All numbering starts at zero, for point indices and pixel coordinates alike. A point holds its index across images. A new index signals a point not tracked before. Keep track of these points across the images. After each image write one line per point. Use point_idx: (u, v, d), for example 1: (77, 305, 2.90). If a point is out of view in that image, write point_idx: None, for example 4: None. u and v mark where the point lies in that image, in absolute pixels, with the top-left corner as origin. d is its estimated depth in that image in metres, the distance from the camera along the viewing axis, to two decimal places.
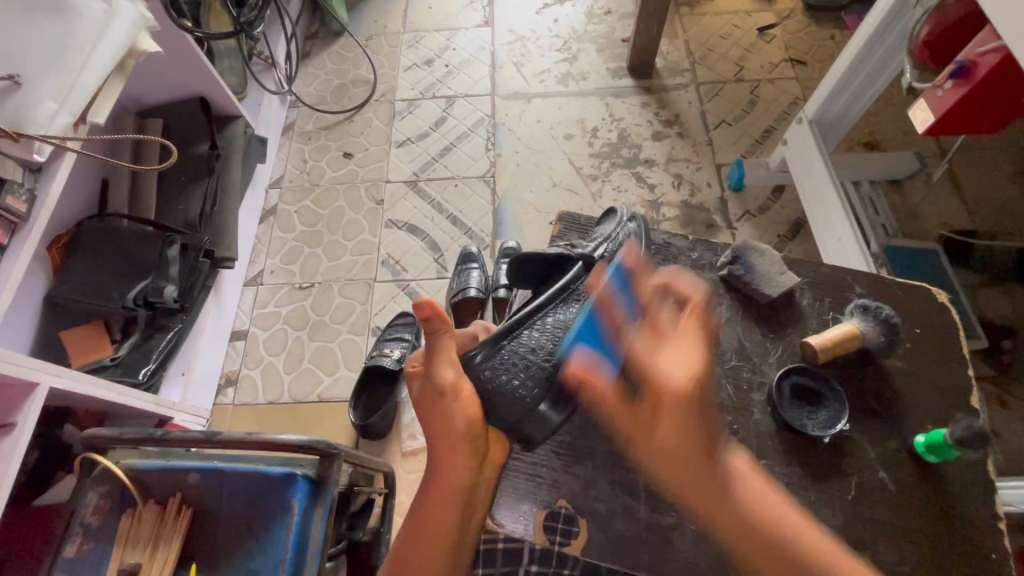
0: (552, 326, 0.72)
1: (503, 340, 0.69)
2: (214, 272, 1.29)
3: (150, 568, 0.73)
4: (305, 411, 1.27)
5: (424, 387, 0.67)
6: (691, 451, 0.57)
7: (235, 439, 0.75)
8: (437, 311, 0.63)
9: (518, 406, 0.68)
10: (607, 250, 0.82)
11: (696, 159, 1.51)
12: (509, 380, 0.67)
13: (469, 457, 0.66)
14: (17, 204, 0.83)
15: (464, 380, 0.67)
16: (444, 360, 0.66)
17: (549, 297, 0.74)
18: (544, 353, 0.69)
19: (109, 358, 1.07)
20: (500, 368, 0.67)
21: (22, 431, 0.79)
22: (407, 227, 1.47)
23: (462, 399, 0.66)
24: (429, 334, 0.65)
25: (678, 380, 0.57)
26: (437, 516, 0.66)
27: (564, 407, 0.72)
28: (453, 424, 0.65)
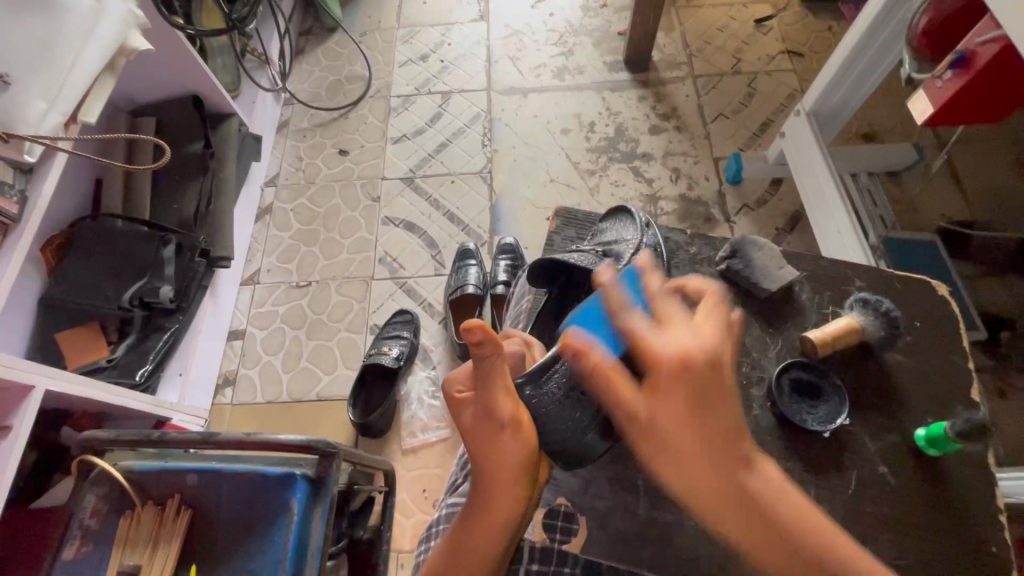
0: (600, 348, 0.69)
1: (554, 364, 0.64)
2: (210, 272, 1.28)
3: (150, 570, 0.73)
4: (304, 410, 1.27)
5: (476, 416, 0.59)
6: (711, 446, 0.53)
7: (234, 440, 0.74)
8: (492, 334, 0.55)
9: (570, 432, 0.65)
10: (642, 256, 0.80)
11: (694, 153, 1.50)
12: (563, 405, 0.64)
13: (524, 492, 0.59)
14: (8, 206, 0.82)
15: (520, 410, 0.61)
16: (500, 389, 0.58)
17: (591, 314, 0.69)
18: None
19: (105, 359, 1.07)
20: (554, 393, 0.64)
21: (18, 435, 0.78)
22: (404, 225, 1.47)
23: (522, 430, 0.59)
24: (483, 360, 0.57)
25: (682, 355, 0.54)
26: (482, 554, 0.57)
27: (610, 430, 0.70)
28: (510, 456, 0.58)
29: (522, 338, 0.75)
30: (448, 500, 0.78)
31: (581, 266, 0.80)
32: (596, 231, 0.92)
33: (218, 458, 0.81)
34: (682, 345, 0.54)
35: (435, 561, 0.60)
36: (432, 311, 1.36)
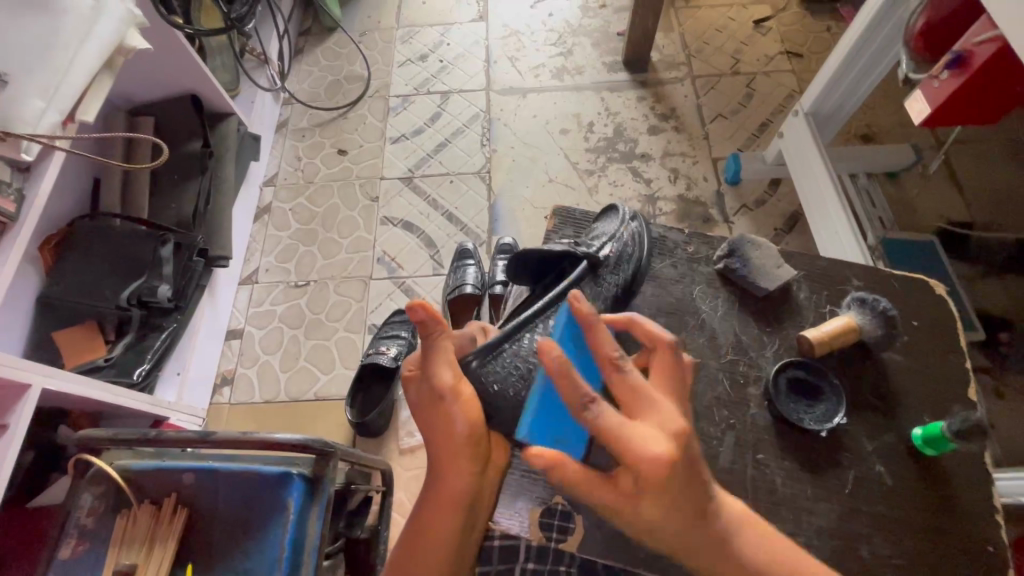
0: (557, 328, 0.72)
1: (502, 343, 0.67)
2: (208, 271, 1.28)
3: (145, 568, 0.73)
4: (302, 410, 1.26)
5: (422, 393, 0.63)
6: (683, 515, 0.53)
7: (230, 439, 0.74)
8: (433, 313, 0.59)
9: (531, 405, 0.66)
10: (611, 249, 0.82)
11: (692, 154, 1.50)
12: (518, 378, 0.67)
13: (477, 463, 0.63)
14: (6, 205, 0.82)
15: (463, 384, 0.63)
16: (444, 362, 0.62)
17: (547, 303, 0.73)
18: (547, 356, 0.69)
19: (103, 358, 1.07)
20: (501, 373, 0.66)
21: (14, 434, 0.78)
22: (402, 224, 1.47)
23: (464, 402, 0.62)
24: (426, 336, 0.61)
25: (662, 455, 0.49)
26: (438, 526, 0.62)
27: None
28: (455, 430, 0.62)
29: (479, 324, 0.78)
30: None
31: (557, 254, 0.80)
32: (588, 230, 0.92)
33: (215, 458, 0.81)
34: (648, 451, 0.49)
35: (399, 536, 0.66)
36: None
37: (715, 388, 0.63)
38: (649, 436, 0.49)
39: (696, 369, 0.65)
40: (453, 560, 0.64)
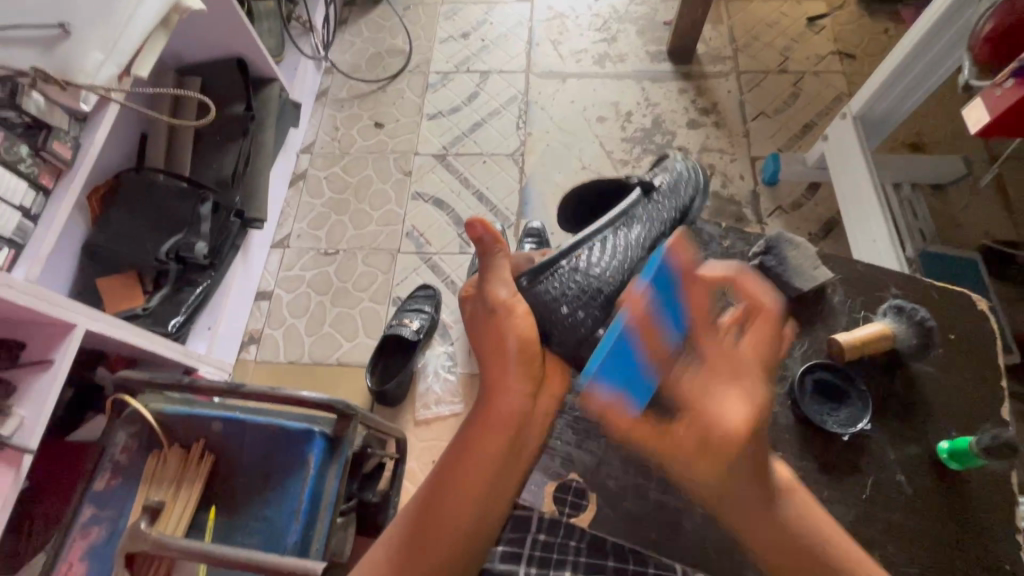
0: (615, 248, 0.81)
1: (555, 265, 0.74)
2: (244, 232, 1.32)
3: (172, 506, 0.76)
4: (324, 373, 1.30)
5: (478, 307, 0.72)
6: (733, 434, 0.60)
7: (259, 393, 0.78)
8: (490, 228, 0.68)
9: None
10: (659, 181, 0.94)
11: (731, 151, 1.47)
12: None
13: (532, 381, 0.68)
14: (62, 151, 0.85)
15: (517, 301, 0.71)
16: (500, 279, 0.71)
17: (609, 220, 0.83)
18: (600, 274, 0.77)
19: (142, 307, 1.13)
20: (551, 290, 0.73)
21: (59, 370, 0.82)
22: (433, 201, 1.48)
23: (516, 316, 0.70)
24: (485, 255, 0.70)
25: (735, 429, 0.56)
26: (490, 439, 0.65)
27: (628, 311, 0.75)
28: (507, 339, 0.68)
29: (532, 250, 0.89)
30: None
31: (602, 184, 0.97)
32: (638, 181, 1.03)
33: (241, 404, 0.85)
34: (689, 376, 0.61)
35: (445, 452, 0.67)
36: (454, 288, 1.37)
37: (723, 483, 0.59)
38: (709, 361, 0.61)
39: (691, 466, 0.58)
40: (488, 513, 0.65)
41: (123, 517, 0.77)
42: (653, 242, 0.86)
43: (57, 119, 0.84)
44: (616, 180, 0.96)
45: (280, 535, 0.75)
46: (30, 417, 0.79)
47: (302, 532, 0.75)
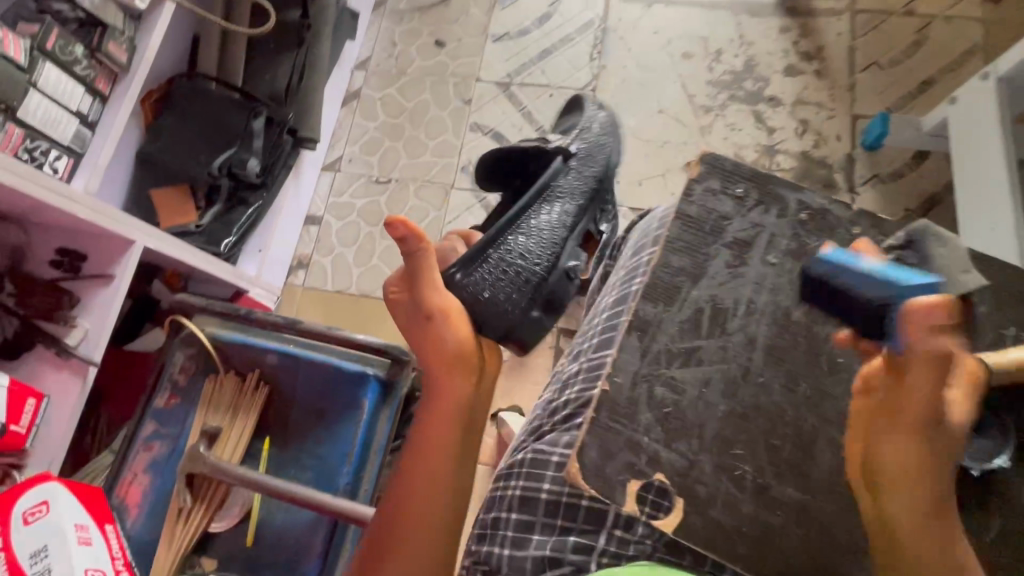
0: (543, 223, 0.73)
1: (488, 250, 0.68)
2: (296, 152, 1.26)
3: (228, 433, 0.78)
4: (371, 307, 1.28)
5: (410, 313, 0.66)
6: (937, 467, 0.46)
7: (316, 332, 0.77)
8: (413, 229, 0.61)
9: (668, 325, 0.55)
10: (580, 144, 0.80)
11: (830, 106, 1.31)
12: (671, 271, 0.57)
13: (462, 394, 0.64)
14: (118, 53, 0.79)
15: (450, 301, 0.65)
16: (427, 282, 0.64)
17: (534, 195, 0.73)
18: (531, 257, 0.71)
19: (194, 224, 1.12)
20: (484, 280, 0.67)
21: (120, 284, 0.82)
22: (492, 135, 1.38)
23: (452, 319, 0.65)
24: (410, 259, 0.63)
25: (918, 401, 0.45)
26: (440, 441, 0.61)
27: (616, 312, 0.60)
28: (445, 342, 0.64)
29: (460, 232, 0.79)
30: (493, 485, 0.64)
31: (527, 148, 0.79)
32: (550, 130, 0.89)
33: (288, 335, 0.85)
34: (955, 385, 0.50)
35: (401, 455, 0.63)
36: None
37: (900, 468, 0.46)
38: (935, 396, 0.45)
39: (911, 446, 0.46)
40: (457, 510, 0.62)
41: (182, 437, 0.79)
42: (574, 219, 0.76)
43: (111, 16, 0.78)
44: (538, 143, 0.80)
45: (331, 475, 0.76)
46: (94, 329, 0.79)
47: (352, 474, 0.75)
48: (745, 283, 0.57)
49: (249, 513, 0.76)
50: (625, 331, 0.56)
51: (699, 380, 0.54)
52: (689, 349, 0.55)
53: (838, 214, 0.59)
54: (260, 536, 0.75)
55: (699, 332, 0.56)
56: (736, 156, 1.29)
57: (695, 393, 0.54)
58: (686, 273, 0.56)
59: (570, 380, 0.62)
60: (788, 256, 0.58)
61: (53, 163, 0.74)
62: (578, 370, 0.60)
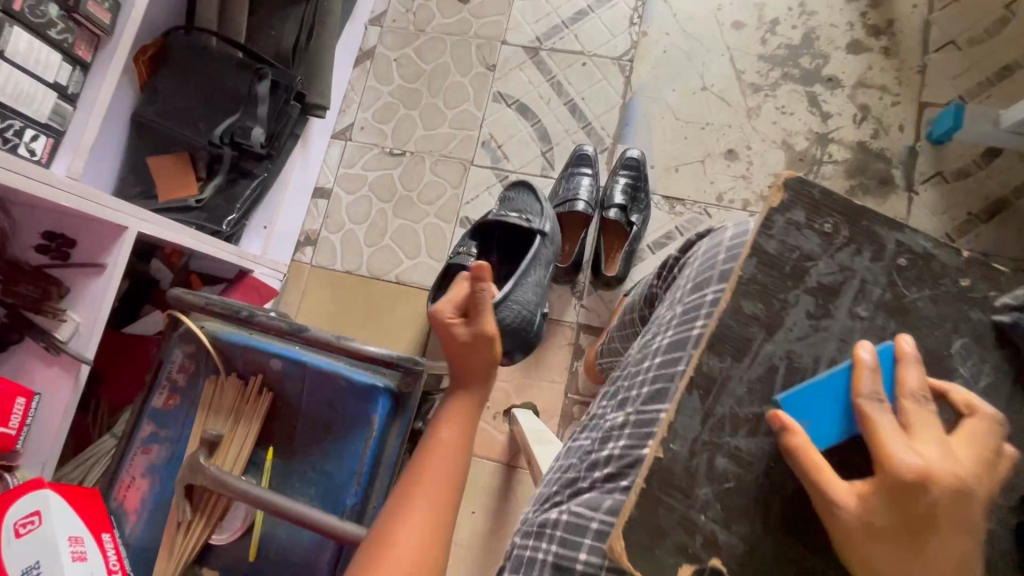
0: (536, 282, 0.94)
1: (505, 303, 0.88)
2: (304, 120, 1.16)
3: (230, 442, 0.73)
4: (382, 290, 1.22)
5: (466, 340, 0.62)
6: (918, 523, 0.40)
7: (322, 341, 0.70)
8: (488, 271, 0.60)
9: (736, 383, 0.49)
10: (551, 226, 0.99)
11: (895, 90, 1.17)
12: (744, 319, 0.50)
13: (471, 415, 0.62)
14: (100, 15, 0.72)
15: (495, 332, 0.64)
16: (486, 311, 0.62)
17: (528, 264, 0.93)
18: (530, 308, 0.92)
19: (194, 199, 1.03)
20: (507, 320, 0.88)
21: (112, 275, 0.75)
22: (517, 106, 1.26)
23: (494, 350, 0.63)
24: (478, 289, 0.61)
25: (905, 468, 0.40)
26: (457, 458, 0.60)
27: (672, 360, 0.53)
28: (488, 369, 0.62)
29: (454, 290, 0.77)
30: (522, 542, 0.53)
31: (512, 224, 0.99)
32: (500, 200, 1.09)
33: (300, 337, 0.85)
34: (951, 469, 0.41)
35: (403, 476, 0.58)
36: None
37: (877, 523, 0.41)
38: (837, 487, 0.42)
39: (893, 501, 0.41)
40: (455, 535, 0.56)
41: (182, 441, 0.75)
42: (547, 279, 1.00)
43: None
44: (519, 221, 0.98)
45: (338, 494, 0.71)
46: (86, 323, 0.74)
47: (359, 494, 0.70)
48: (828, 343, 0.51)
49: (251, 526, 0.72)
50: (678, 383, 0.50)
51: (770, 452, 0.47)
52: (760, 412, 0.48)
53: (944, 260, 0.53)
54: (264, 551, 0.72)
55: (771, 394, 0.49)
56: (785, 144, 1.17)
57: (763, 469, 0.47)
58: (762, 323, 0.51)
59: (613, 433, 0.53)
60: (881, 309, 0.52)
61: (31, 143, 0.67)
62: (625, 423, 0.53)
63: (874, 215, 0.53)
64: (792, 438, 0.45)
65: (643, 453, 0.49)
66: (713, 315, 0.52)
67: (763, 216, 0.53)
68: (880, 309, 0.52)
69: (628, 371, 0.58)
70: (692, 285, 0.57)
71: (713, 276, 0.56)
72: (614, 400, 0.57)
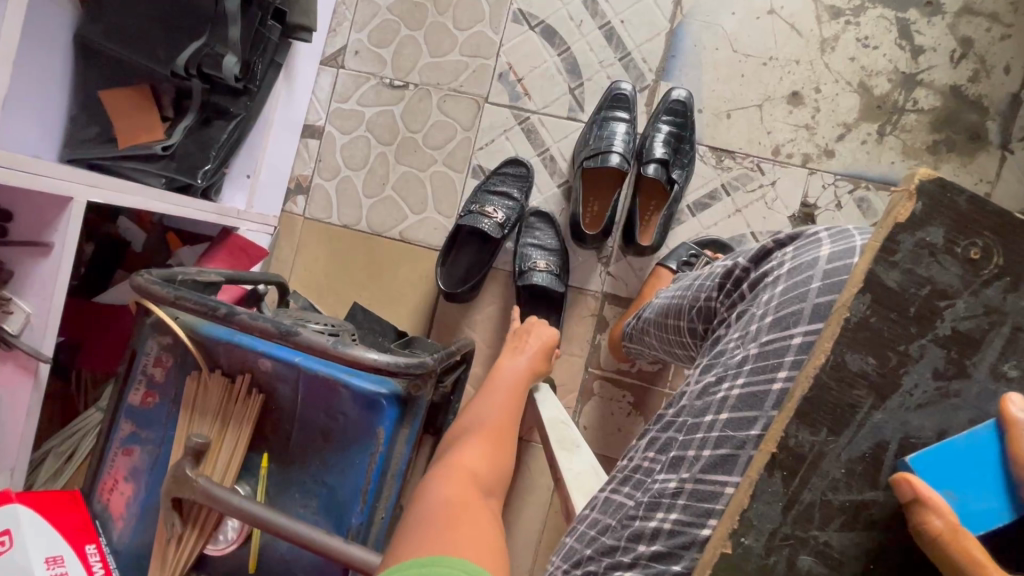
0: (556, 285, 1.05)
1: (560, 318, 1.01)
2: (286, 44, 0.97)
3: (219, 447, 0.65)
4: (384, 248, 1.09)
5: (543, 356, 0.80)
6: None
7: (315, 346, 0.58)
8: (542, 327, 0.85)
9: (831, 464, 0.40)
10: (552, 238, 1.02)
11: (1008, 20, 0.95)
12: (849, 380, 0.40)
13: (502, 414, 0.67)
14: None
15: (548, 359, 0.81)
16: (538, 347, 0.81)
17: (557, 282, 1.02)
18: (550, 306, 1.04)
19: (160, 147, 0.86)
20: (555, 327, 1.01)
21: (61, 258, 0.63)
22: (542, 30, 1.05)
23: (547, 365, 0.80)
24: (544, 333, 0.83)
25: None
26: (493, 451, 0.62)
27: (743, 421, 0.44)
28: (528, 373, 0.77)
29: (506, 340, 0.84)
30: None
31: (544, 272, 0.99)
32: (484, 196, 1.02)
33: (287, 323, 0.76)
34: None
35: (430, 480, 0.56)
36: (554, 168, 1.05)
37: None
38: None
39: None
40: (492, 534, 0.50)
41: (165, 445, 0.67)
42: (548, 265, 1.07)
43: None
44: (548, 273, 0.99)
45: (342, 510, 0.64)
46: (38, 315, 0.64)
47: (368, 510, 0.64)
48: (959, 411, 0.41)
49: (249, 537, 0.65)
50: (755, 455, 0.41)
51: (867, 548, 0.41)
52: (860, 500, 0.41)
53: None
54: (265, 563, 0.66)
55: (876, 479, 0.41)
56: (862, 87, 0.98)
57: (856, 570, 0.41)
58: (870, 385, 0.41)
59: (663, 500, 0.45)
60: None
61: None
62: (679, 489, 0.44)
63: None
64: (935, 522, 0.37)
65: (705, 535, 0.42)
66: (801, 372, 0.41)
67: (884, 236, 0.40)
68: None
69: (685, 423, 0.48)
70: (771, 320, 0.46)
71: (803, 314, 0.44)
72: (665, 457, 0.48)
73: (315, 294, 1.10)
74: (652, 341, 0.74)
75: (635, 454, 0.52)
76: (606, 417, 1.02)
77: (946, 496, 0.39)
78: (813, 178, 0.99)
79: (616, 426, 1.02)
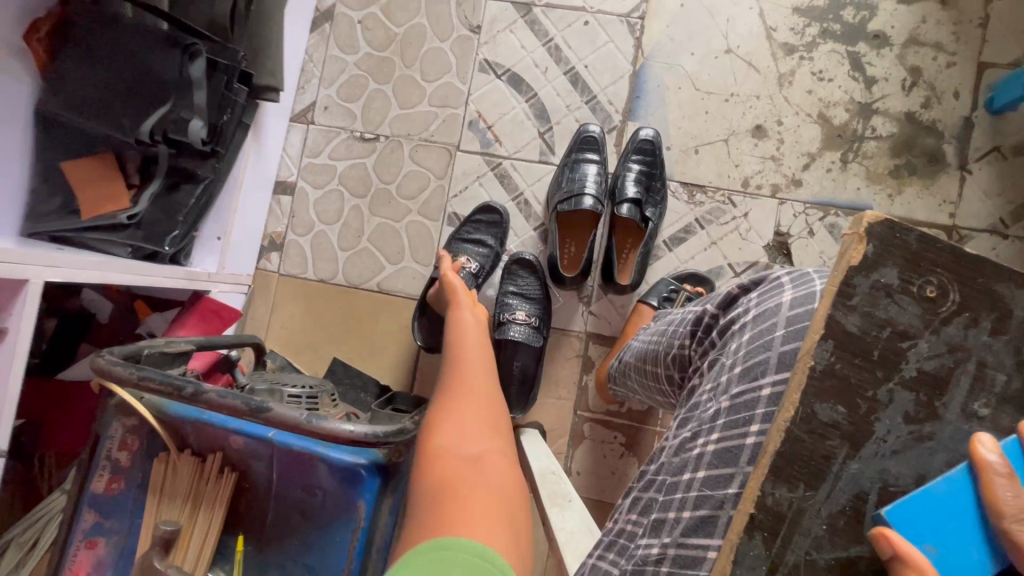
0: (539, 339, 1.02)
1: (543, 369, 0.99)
2: (253, 106, 0.98)
3: (189, 533, 0.61)
4: (362, 300, 1.07)
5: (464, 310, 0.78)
6: None
7: (283, 420, 0.56)
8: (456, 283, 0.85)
9: (812, 521, 0.39)
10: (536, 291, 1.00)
11: (952, 48, 1.00)
12: (821, 431, 0.40)
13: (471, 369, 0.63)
14: None
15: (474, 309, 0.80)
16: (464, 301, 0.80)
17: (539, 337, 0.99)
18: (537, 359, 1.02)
19: (126, 215, 0.84)
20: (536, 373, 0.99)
21: (18, 341, 0.61)
22: (509, 77, 1.07)
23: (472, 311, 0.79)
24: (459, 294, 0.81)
25: None
26: (468, 406, 0.58)
27: (721, 480, 0.42)
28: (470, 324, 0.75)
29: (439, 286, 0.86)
30: None
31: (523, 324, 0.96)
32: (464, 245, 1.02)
33: (261, 389, 0.72)
34: None
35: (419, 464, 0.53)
36: (528, 211, 1.05)
37: None
38: None
39: None
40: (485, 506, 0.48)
41: (131, 535, 0.63)
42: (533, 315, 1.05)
43: None
44: (526, 326, 0.96)
45: None
46: None
47: None
48: (936, 455, 0.40)
49: None
50: (733, 517, 0.40)
51: None
52: (846, 557, 0.39)
53: None
54: None
55: (859, 534, 0.39)
56: (822, 117, 1.01)
57: None
58: (843, 435, 0.40)
59: (646, 568, 0.43)
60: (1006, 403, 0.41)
61: None
62: (661, 555, 0.42)
63: (991, 268, 0.40)
64: None
65: None
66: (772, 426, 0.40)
67: (841, 279, 0.40)
68: (1007, 405, 0.41)
69: (664, 483, 0.46)
70: (739, 371, 0.45)
71: (770, 363, 0.43)
72: (647, 520, 0.46)
73: (292, 352, 1.07)
74: (635, 386, 0.72)
75: (619, 517, 0.50)
76: (597, 460, 1.00)
77: (926, 551, 0.37)
78: (783, 207, 1.01)
79: (609, 468, 0.99)
